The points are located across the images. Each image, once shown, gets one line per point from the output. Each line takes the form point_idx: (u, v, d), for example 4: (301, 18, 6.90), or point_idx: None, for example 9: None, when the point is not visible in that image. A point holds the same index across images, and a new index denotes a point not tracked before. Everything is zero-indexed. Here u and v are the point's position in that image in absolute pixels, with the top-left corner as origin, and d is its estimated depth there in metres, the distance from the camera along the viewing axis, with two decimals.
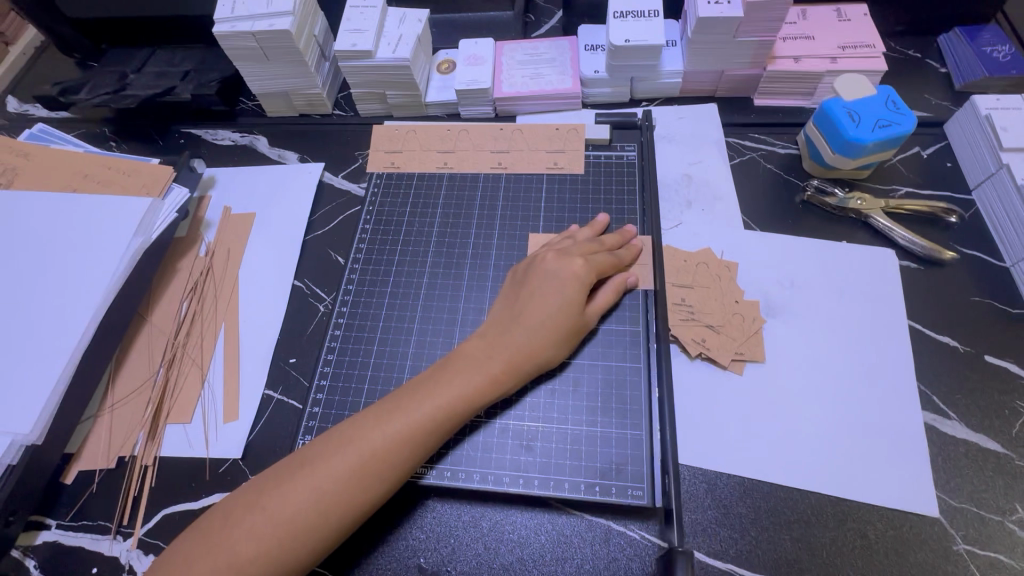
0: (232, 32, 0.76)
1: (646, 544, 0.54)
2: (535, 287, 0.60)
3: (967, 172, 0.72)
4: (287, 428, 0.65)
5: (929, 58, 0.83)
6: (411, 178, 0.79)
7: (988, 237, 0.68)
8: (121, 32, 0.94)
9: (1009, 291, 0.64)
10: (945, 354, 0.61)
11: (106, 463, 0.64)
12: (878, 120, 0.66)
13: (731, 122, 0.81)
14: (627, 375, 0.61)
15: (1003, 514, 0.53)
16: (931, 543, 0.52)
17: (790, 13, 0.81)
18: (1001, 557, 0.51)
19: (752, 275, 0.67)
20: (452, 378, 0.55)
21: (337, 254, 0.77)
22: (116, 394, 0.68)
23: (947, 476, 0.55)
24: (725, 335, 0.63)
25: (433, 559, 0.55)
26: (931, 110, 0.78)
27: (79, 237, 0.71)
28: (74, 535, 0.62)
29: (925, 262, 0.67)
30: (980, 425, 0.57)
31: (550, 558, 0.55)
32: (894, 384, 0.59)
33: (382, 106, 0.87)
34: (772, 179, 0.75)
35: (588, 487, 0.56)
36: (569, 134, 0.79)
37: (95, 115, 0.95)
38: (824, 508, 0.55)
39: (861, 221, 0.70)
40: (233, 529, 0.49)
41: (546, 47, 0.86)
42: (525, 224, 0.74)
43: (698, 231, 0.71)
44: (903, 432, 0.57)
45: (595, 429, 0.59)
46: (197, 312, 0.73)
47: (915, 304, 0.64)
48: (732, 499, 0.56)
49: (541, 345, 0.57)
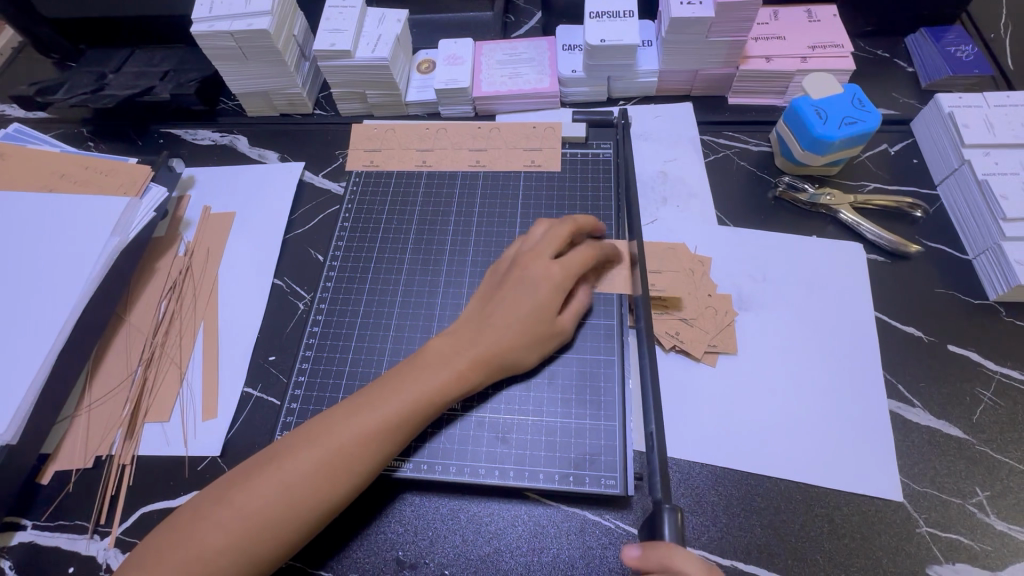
0: (211, 31, 0.76)
1: (620, 532, 0.55)
2: (510, 288, 0.60)
3: (932, 168, 0.74)
4: (266, 425, 0.66)
5: (896, 58, 0.85)
6: (391, 176, 0.80)
7: (952, 231, 0.70)
8: (99, 32, 0.94)
9: (971, 282, 0.66)
10: (909, 343, 0.63)
11: (83, 463, 0.64)
12: (845, 118, 0.68)
13: (705, 121, 0.82)
14: (602, 368, 0.62)
15: (964, 497, 0.55)
16: (896, 527, 0.54)
17: (762, 14, 0.83)
18: (961, 539, 0.53)
19: (725, 269, 0.69)
20: (422, 373, 0.56)
21: (317, 252, 0.78)
22: (93, 394, 0.68)
23: (911, 461, 0.57)
24: (699, 328, 0.64)
25: (410, 552, 0.56)
26: (898, 108, 0.80)
27: (56, 237, 0.70)
28: (50, 535, 0.61)
29: (891, 256, 0.69)
30: (942, 411, 0.59)
31: (527, 549, 0.56)
32: (861, 373, 0.61)
33: (362, 106, 0.88)
34: (745, 176, 0.77)
35: (563, 477, 0.57)
36: (547, 132, 0.80)
37: (73, 115, 0.95)
38: (793, 495, 0.56)
39: (830, 216, 0.72)
40: (201, 522, 0.49)
41: (524, 47, 0.88)
42: (503, 220, 0.75)
43: (673, 227, 0.73)
44: (870, 421, 0.59)
45: (571, 421, 0.60)
46: (176, 311, 0.73)
47: (881, 296, 0.66)
48: (705, 487, 0.57)
49: (511, 347, 0.58)
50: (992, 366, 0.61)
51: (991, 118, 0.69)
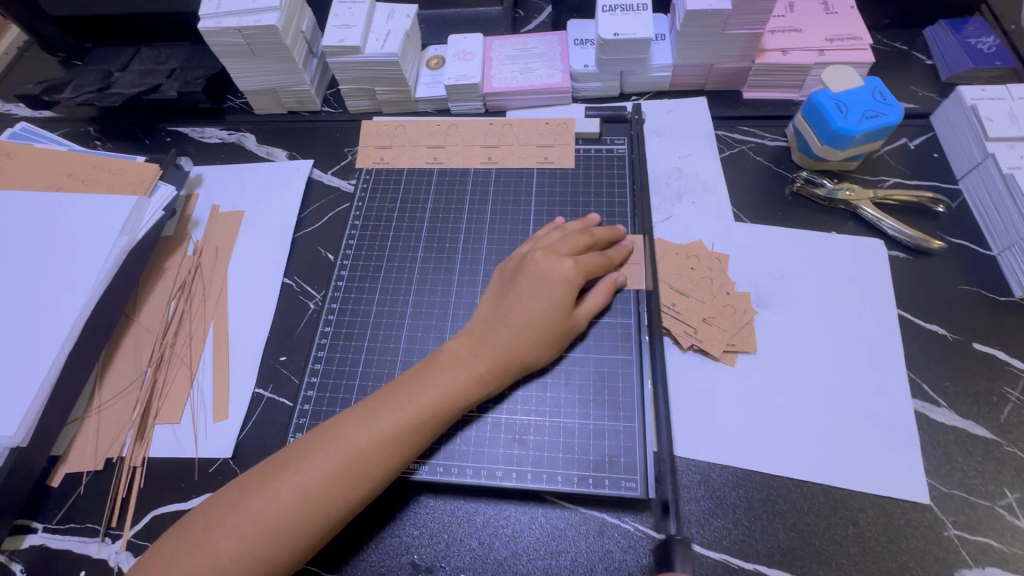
0: (218, 28, 0.75)
1: (640, 535, 0.54)
2: (524, 287, 0.59)
3: (954, 163, 0.73)
4: (278, 426, 0.65)
5: (914, 50, 0.84)
6: (401, 174, 0.79)
7: (975, 226, 0.68)
8: (105, 29, 0.93)
9: (994, 278, 0.65)
10: (934, 341, 0.62)
11: (93, 464, 0.63)
12: (866, 112, 0.67)
13: (721, 116, 0.81)
14: (619, 367, 0.61)
15: (992, 499, 0.53)
16: (922, 530, 0.53)
17: (778, 6, 0.81)
18: (991, 542, 0.52)
19: (742, 267, 0.68)
20: (438, 377, 0.55)
21: (328, 251, 0.77)
22: (103, 395, 0.67)
23: (937, 462, 0.55)
24: (717, 326, 0.63)
25: (427, 555, 0.55)
26: (918, 102, 0.79)
27: (63, 236, 0.70)
28: (61, 537, 0.61)
29: (913, 252, 0.67)
30: (968, 411, 0.58)
31: (545, 552, 0.55)
32: (883, 373, 0.60)
33: (371, 103, 0.87)
34: (761, 171, 0.76)
35: (582, 479, 0.56)
36: (559, 128, 0.79)
37: (80, 114, 0.94)
38: (816, 497, 0.55)
39: (850, 212, 0.71)
40: (215, 529, 0.48)
41: (535, 42, 0.86)
42: (515, 218, 0.73)
43: (689, 224, 0.71)
44: (894, 423, 0.57)
45: (589, 421, 0.59)
46: (185, 311, 0.73)
47: (903, 293, 0.65)
48: (725, 489, 0.56)
49: (527, 346, 0.57)
50: (1019, 365, 0.60)
51: (1015, 111, 0.67)
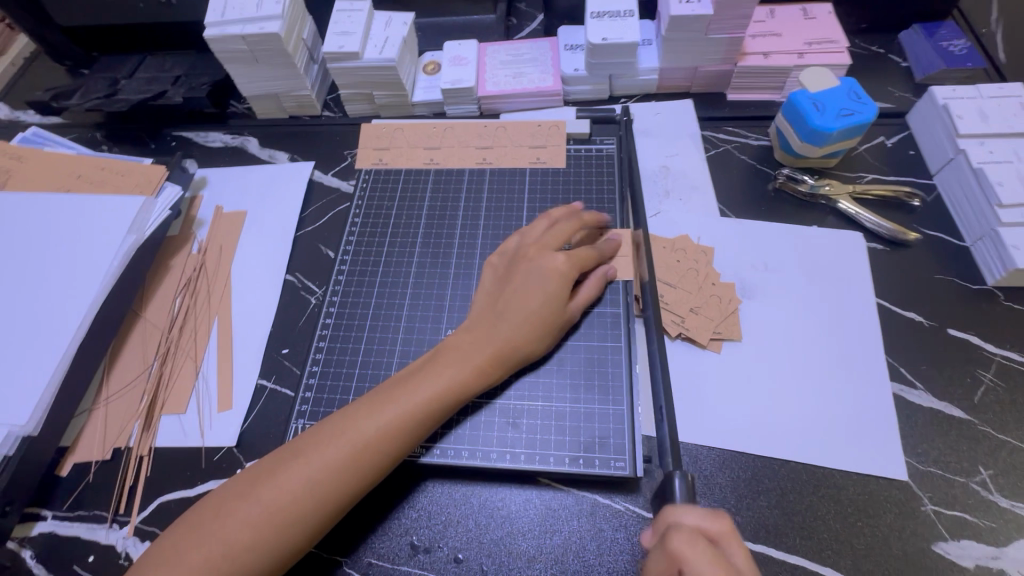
0: (223, 35, 0.78)
1: (629, 514, 0.57)
2: (520, 282, 0.62)
3: (928, 159, 0.76)
4: (280, 415, 0.67)
5: (890, 54, 0.87)
6: (399, 174, 0.82)
7: (949, 219, 0.71)
8: (113, 38, 0.96)
9: (967, 267, 0.68)
10: (910, 327, 0.64)
11: (101, 454, 0.66)
12: (842, 110, 0.70)
13: (706, 117, 0.84)
14: (609, 354, 0.63)
15: (968, 476, 0.56)
16: (900, 505, 0.55)
17: (759, 12, 0.85)
18: (966, 516, 0.54)
19: (728, 259, 0.70)
20: (441, 371, 0.57)
21: (328, 249, 0.79)
22: (111, 388, 0.70)
23: (914, 441, 0.58)
24: (703, 315, 0.66)
25: (425, 537, 0.57)
26: (893, 102, 0.82)
27: (73, 234, 0.72)
28: (70, 525, 0.62)
29: (890, 244, 0.70)
30: (943, 392, 0.60)
31: (538, 531, 0.57)
32: (861, 358, 0.62)
33: (370, 107, 0.90)
34: (745, 169, 0.79)
35: (573, 460, 0.58)
36: (551, 130, 0.82)
37: (87, 120, 0.97)
38: (799, 475, 0.57)
39: (830, 207, 0.74)
40: (227, 519, 0.50)
41: (527, 48, 0.90)
42: (509, 214, 0.76)
43: (676, 219, 0.74)
44: (873, 406, 0.60)
45: (580, 405, 0.61)
46: (190, 306, 0.75)
47: (880, 282, 0.68)
48: (713, 469, 0.58)
49: (526, 338, 0.60)
50: (992, 349, 0.62)
51: (984, 109, 0.71)
